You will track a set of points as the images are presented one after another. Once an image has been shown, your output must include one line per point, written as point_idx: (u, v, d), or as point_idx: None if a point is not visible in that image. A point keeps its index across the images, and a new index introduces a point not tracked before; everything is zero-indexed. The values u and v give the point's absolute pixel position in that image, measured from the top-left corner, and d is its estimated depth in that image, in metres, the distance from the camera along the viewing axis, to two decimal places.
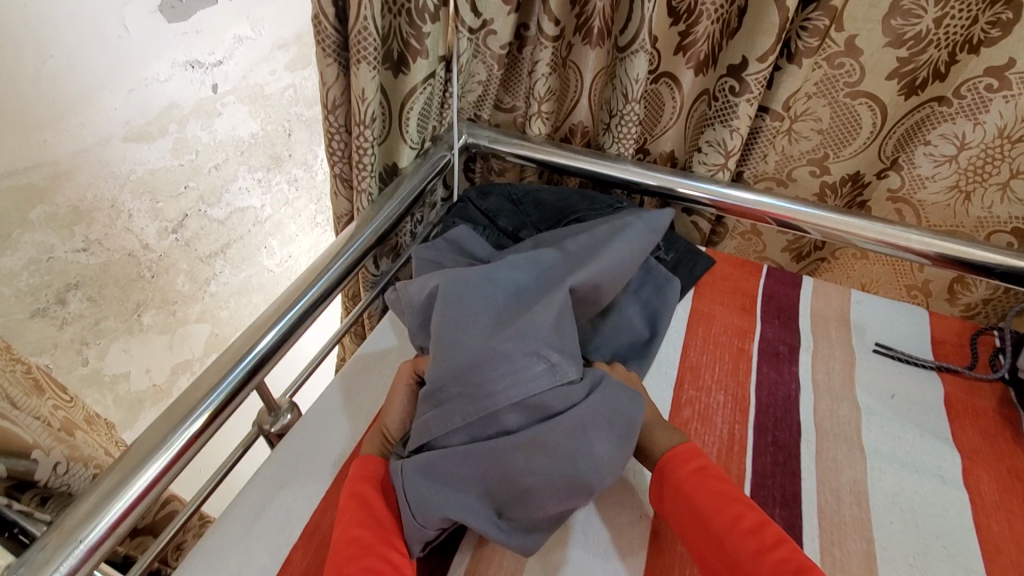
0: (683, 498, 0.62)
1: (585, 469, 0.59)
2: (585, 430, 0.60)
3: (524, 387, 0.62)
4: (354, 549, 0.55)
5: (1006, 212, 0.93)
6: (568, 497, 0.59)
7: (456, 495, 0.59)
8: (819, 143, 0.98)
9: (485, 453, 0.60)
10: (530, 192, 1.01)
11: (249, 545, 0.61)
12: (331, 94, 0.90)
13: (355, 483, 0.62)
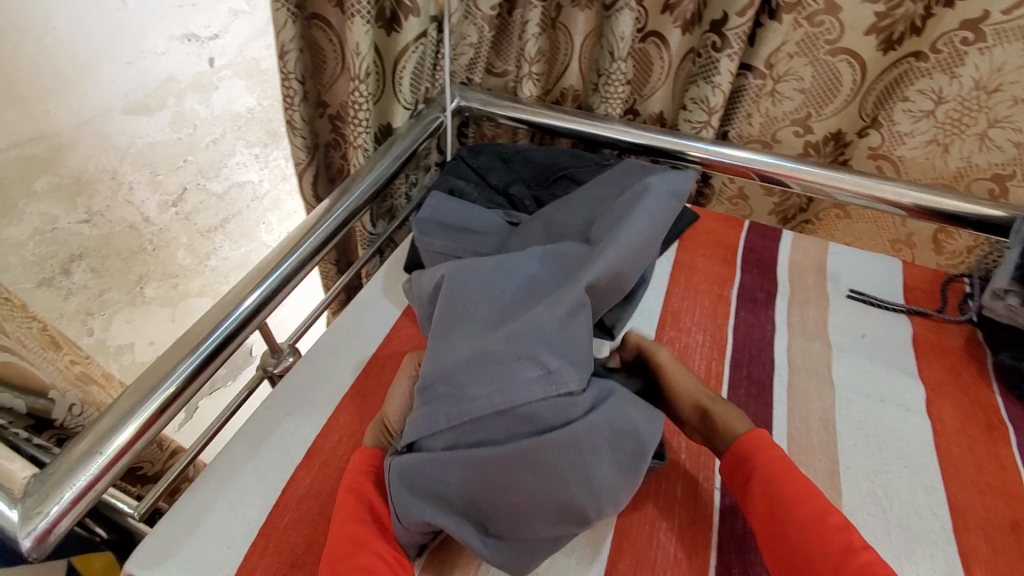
0: (764, 485, 0.60)
1: (576, 492, 0.55)
2: (583, 448, 0.56)
3: (518, 394, 0.58)
4: (348, 545, 0.55)
5: (985, 159, 0.96)
6: (559, 519, 0.55)
7: (437, 508, 0.56)
8: (803, 103, 1.00)
9: (474, 464, 0.56)
10: (519, 151, 1.02)
11: (256, 467, 0.66)
12: (283, 39, 0.94)
13: (352, 476, 0.61)
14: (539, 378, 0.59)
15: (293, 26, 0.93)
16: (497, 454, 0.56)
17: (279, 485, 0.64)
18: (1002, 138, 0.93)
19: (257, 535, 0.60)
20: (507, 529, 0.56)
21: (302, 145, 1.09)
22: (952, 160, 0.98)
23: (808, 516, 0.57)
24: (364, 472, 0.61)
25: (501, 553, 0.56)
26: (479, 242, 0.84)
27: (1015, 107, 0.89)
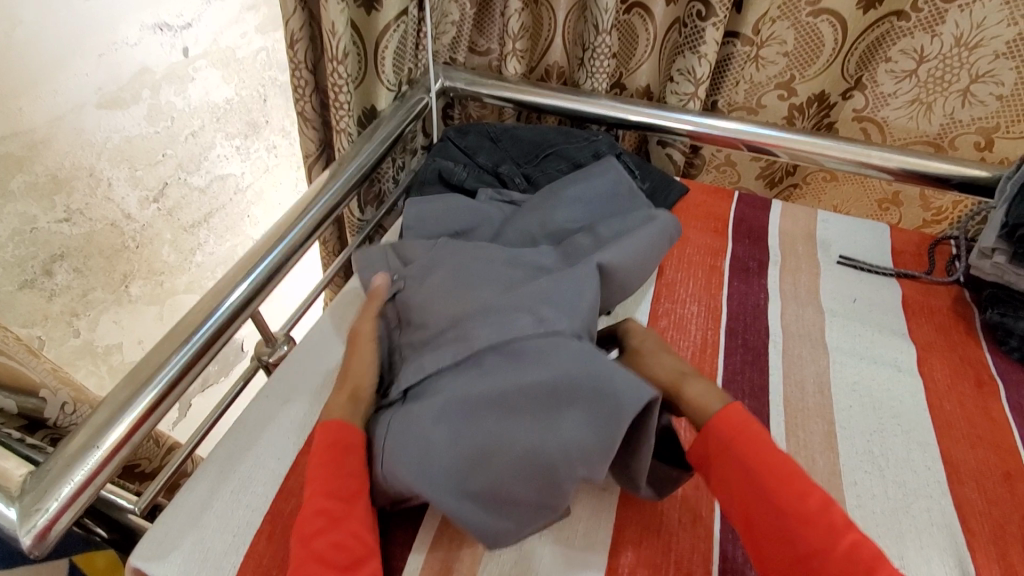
0: (738, 470, 0.56)
1: (549, 445, 0.54)
2: (559, 393, 0.57)
3: (513, 346, 0.61)
4: (321, 523, 0.53)
5: (968, 115, 0.96)
6: (534, 473, 0.54)
7: (417, 456, 0.56)
8: (786, 67, 1.00)
9: (462, 410, 0.58)
10: (507, 130, 1.01)
11: (255, 456, 0.65)
12: (292, 28, 0.93)
13: (323, 449, 0.58)
14: (531, 326, 0.62)
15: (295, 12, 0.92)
16: (486, 397, 0.58)
17: (281, 473, 0.64)
18: (986, 92, 0.93)
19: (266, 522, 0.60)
20: (481, 485, 0.55)
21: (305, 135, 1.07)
22: (936, 120, 0.99)
23: (786, 500, 0.53)
24: (339, 445, 0.58)
25: (476, 509, 0.56)
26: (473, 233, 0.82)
27: (996, 61, 0.90)
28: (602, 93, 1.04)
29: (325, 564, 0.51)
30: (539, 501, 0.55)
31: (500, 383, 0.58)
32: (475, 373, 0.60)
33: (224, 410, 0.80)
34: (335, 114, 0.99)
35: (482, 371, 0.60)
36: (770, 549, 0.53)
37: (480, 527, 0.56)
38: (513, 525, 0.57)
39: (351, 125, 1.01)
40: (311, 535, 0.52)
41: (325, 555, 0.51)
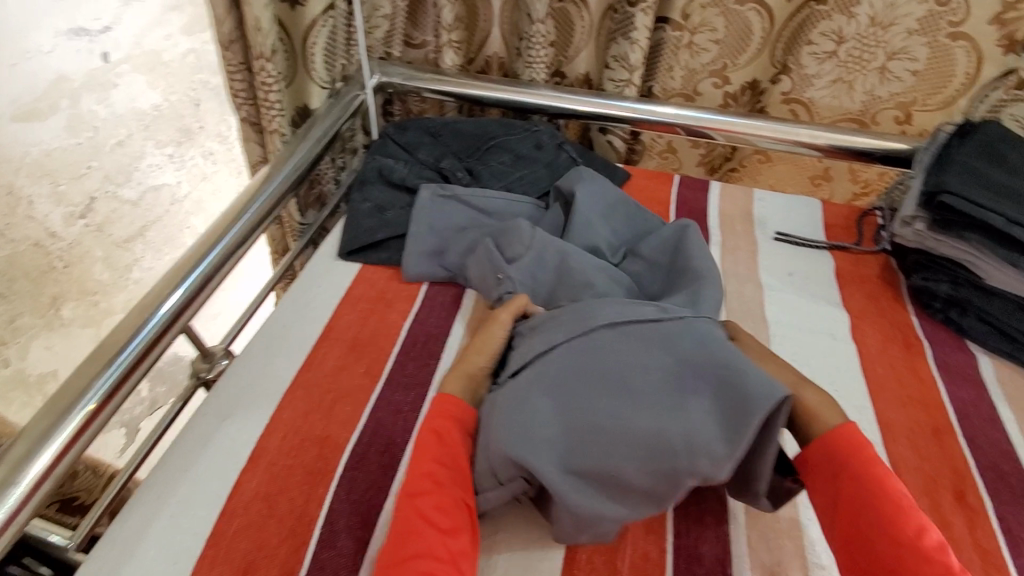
0: (848, 490, 0.55)
1: (669, 429, 0.54)
2: (684, 386, 0.56)
3: (634, 335, 0.60)
4: (429, 483, 0.56)
5: (887, 91, 1.01)
6: (647, 457, 0.54)
7: (530, 427, 0.56)
8: (719, 54, 1.02)
9: (577, 394, 0.57)
10: (447, 123, 0.98)
11: (197, 475, 0.62)
12: (224, 30, 0.89)
13: (438, 418, 0.61)
14: (654, 314, 0.62)
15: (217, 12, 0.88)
16: (604, 379, 0.58)
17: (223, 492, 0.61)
18: (902, 68, 0.98)
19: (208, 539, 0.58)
20: (589, 465, 0.55)
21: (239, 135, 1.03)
22: (862, 95, 1.03)
23: (903, 531, 0.51)
24: (450, 419, 0.61)
25: (576, 493, 0.55)
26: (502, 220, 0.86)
27: (909, 38, 0.94)
28: (542, 83, 1.03)
29: (429, 522, 0.53)
30: (648, 492, 0.55)
31: (617, 365, 0.58)
32: (588, 349, 0.60)
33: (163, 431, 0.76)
34: (265, 115, 0.96)
35: (596, 346, 0.60)
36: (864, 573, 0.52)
37: (585, 514, 0.55)
38: (615, 516, 0.55)
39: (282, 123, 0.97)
40: (416, 492, 0.55)
41: (430, 514, 0.54)
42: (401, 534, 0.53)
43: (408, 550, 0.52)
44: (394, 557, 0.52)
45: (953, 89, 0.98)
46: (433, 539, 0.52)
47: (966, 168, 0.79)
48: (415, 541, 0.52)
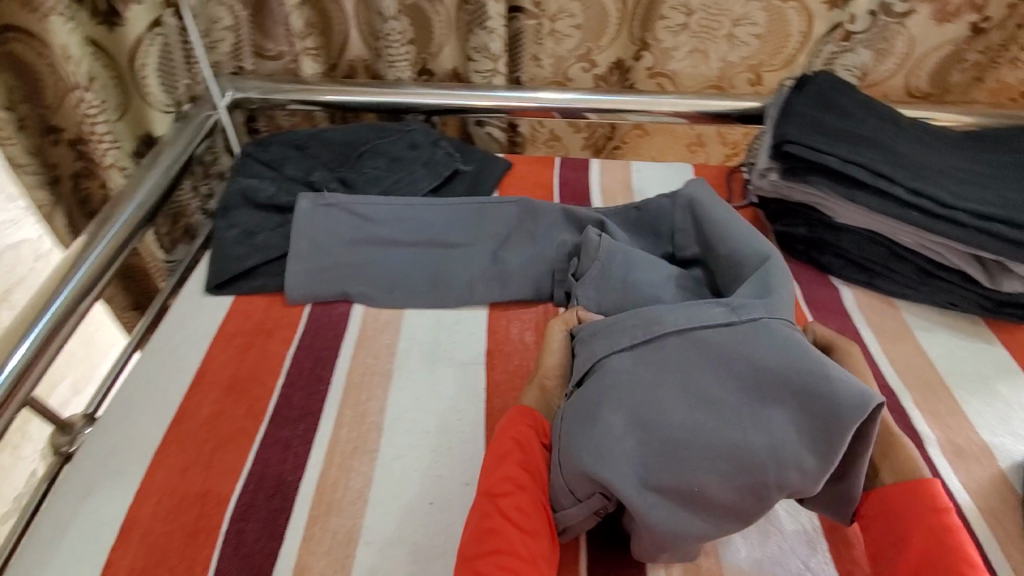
0: (916, 549, 0.47)
1: (756, 454, 0.46)
2: (765, 386, 0.49)
3: (732, 342, 0.52)
4: (513, 483, 0.50)
5: (917, 87, 1.00)
6: (734, 476, 0.46)
7: (597, 445, 0.49)
8: (758, 49, 0.98)
9: (652, 395, 0.50)
10: (474, 123, 1.06)
11: (110, 496, 0.55)
12: (224, 57, 0.98)
13: (514, 426, 0.55)
14: (723, 316, 0.54)
15: (231, 38, 0.96)
16: (683, 391, 0.50)
17: (127, 504, 0.55)
18: (933, 59, 0.96)
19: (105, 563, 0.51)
20: (660, 488, 0.48)
21: (162, 108, 0.90)
22: (917, 73, 0.99)
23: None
24: (530, 427, 0.55)
25: (660, 514, 0.47)
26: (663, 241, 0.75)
27: (943, 32, 0.93)
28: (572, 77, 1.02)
29: (511, 521, 0.48)
30: (721, 506, 0.47)
31: (705, 381, 0.51)
32: (661, 367, 0.52)
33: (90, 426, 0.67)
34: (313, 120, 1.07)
35: (676, 356, 0.52)
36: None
37: (659, 534, 0.47)
38: (708, 535, 0.48)
39: (325, 121, 1.08)
40: (496, 491, 0.50)
41: (511, 512, 0.49)
42: (477, 534, 0.48)
43: (485, 546, 0.47)
44: (470, 554, 0.47)
45: (985, 96, 0.99)
46: (519, 543, 0.47)
47: (1004, 175, 0.70)
48: (494, 540, 0.47)
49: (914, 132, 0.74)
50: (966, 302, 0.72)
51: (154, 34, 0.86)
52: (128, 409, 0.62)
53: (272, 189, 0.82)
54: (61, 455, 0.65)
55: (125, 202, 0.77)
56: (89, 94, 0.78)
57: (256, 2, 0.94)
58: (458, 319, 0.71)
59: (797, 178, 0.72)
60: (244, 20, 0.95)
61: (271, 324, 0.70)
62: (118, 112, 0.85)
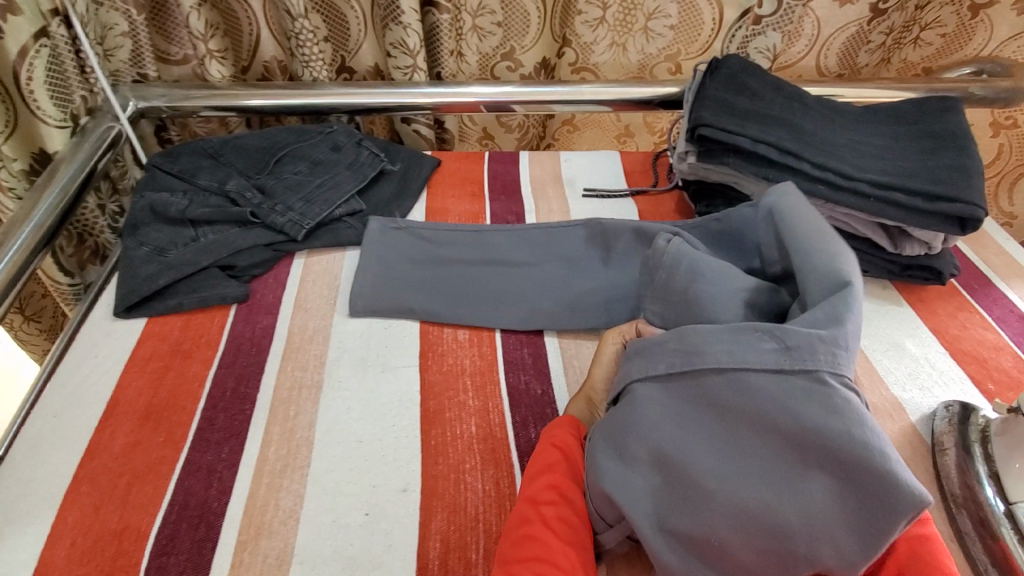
0: None
1: (791, 531, 0.41)
2: (807, 447, 0.42)
3: (777, 391, 0.45)
4: (553, 492, 0.49)
5: (823, 65, 1.05)
6: (759, 548, 0.41)
7: (623, 482, 0.46)
8: (674, 39, 1.02)
9: (681, 447, 0.45)
10: (400, 123, 1.04)
11: (17, 545, 0.51)
12: (119, 62, 0.91)
13: (557, 438, 0.54)
14: (775, 359, 0.45)
15: (129, 45, 0.90)
16: (713, 441, 0.45)
17: (38, 550, 0.51)
18: (834, 38, 1.01)
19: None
20: (682, 544, 0.43)
21: (56, 123, 0.81)
22: (826, 52, 1.03)
23: None
24: (573, 434, 0.54)
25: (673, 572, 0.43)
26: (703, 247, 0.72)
27: (842, 14, 0.97)
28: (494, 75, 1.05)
29: (550, 529, 0.47)
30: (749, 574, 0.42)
31: (742, 429, 0.45)
32: (694, 409, 0.47)
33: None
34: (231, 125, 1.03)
35: (710, 402, 0.46)
36: None
37: None
38: None
39: (241, 127, 1.03)
40: (541, 501, 0.49)
41: (553, 518, 0.48)
42: (519, 538, 0.47)
43: (528, 553, 0.45)
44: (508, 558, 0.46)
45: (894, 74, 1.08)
46: (557, 552, 0.45)
47: (898, 146, 0.75)
48: (531, 547, 0.46)
49: (817, 110, 0.78)
50: (875, 268, 0.76)
51: (40, 44, 0.78)
52: (33, 450, 0.58)
53: (184, 202, 0.77)
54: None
55: (19, 224, 0.71)
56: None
57: (153, 5, 0.89)
58: (389, 323, 0.69)
59: (712, 159, 0.74)
60: (141, 25, 0.89)
61: (190, 345, 0.66)
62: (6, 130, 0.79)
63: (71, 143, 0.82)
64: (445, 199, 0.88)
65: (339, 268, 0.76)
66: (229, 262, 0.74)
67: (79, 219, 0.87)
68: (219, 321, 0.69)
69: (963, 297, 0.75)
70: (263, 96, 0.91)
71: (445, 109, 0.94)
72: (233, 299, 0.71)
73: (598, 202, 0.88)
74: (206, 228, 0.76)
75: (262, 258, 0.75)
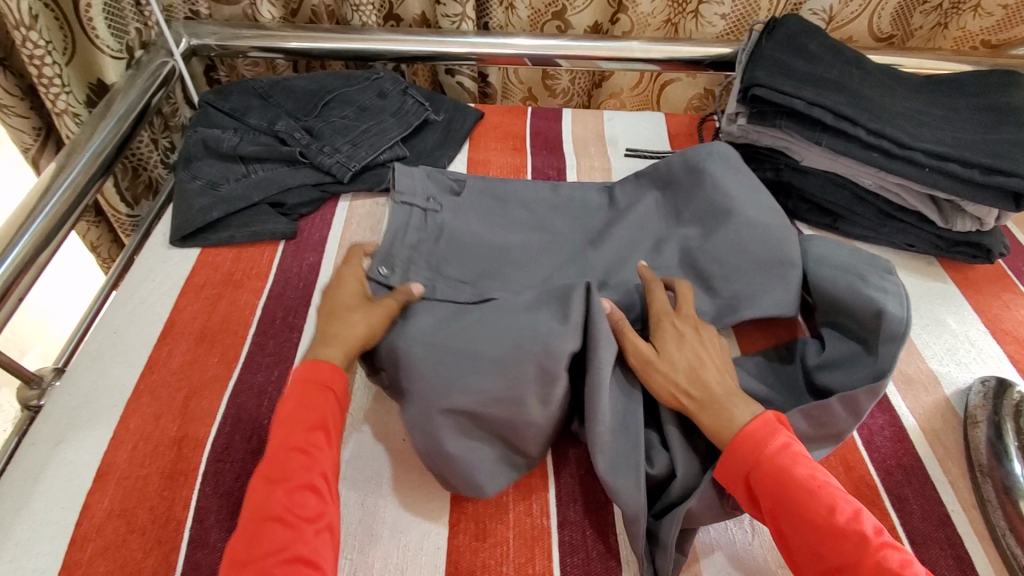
0: (768, 492, 0.45)
1: (527, 343, 0.52)
2: (539, 330, 0.52)
3: (527, 302, 0.56)
4: (296, 469, 0.46)
5: (878, 27, 0.99)
6: (496, 370, 0.51)
7: (417, 370, 0.52)
8: (727, 27, 0.99)
9: (423, 350, 0.53)
10: (439, 70, 1.04)
11: (84, 447, 0.55)
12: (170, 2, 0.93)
13: (303, 385, 0.51)
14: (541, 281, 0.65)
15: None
16: (452, 344, 0.53)
17: (100, 453, 0.54)
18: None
19: (82, 507, 0.51)
20: (415, 428, 0.52)
21: (113, 53, 0.83)
22: (879, 15, 0.97)
23: (814, 511, 0.43)
24: (315, 388, 0.51)
25: (440, 430, 0.51)
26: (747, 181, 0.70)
27: None
28: (543, 17, 1.00)
29: (295, 473, 0.46)
30: (499, 425, 0.52)
31: (478, 330, 0.53)
32: (434, 327, 0.55)
33: (57, 379, 0.66)
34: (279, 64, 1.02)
35: (448, 315, 0.57)
36: (804, 557, 0.44)
37: (442, 444, 0.51)
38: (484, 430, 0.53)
39: (288, 71, 1.04)
40: (297, 486, 0.45)
41: (292, 504, 0.45)
42: (250, 532, 0.44)
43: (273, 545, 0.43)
44: (243, 558, 0.42)
45: (950, 43, 1.01)
46: (303, 537, 0.43)
47: (957, 117, 0.72)
48: (273, 537, 0.43)
49: (876, 76, 0.76)
50: (922, 242, 0.75)
51: None
52: (95, 362, 0.61)
53: (235, 138, 0.79)
54: (26, 411, 0.66)
55: (79, 150, 0.74)
56: (34, 34, 0.72)
57: None
58: None
59: (764, 121, 0.73)
60: None
61: (241, 276, 0.70)
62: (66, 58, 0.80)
63: (126, 76, 0.83)
64: (487, 151, 0.88)
65: (382, 212, 0.78)
66: (279, 200, 0.76)
67: (134, 152, 0.90)
68: (268, 255, 0.72)
69: (1008, 277, 0.74)
70: (310, 38, 0.92)
71: (491, 61, 0.93)
72: (282, 236, 0.73)
73: (641, 162, 0.88)
74: (256, 165, 0.78)
75: (310, 197, 0.77)
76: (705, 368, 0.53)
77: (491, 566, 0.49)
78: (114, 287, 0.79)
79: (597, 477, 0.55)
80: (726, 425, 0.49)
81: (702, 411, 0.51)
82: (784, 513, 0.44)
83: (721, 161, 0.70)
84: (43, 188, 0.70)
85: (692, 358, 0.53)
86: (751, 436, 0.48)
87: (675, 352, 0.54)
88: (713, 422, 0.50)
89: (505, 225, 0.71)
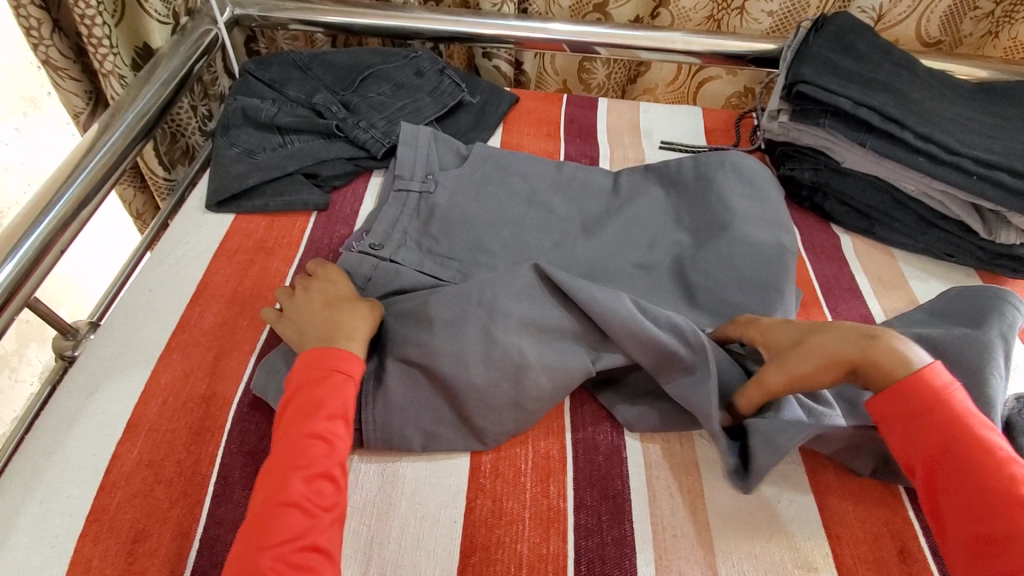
0: (944, 447, 0.43)
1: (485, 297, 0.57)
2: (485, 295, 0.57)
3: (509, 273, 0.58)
4: (316, 457, 0.47)
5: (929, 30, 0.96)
6: (445, 328, 0.55)
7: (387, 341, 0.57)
8: (772, 26, 0.97)
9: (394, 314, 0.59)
10: (477, 57, 1.04)
11: (116, 397, 0.56)
12: None
13: (308, 370, 0.52)
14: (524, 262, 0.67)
15: None
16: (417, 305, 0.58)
17: (132, 405, 0.56)
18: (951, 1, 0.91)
19: (112, 455, 0.53)
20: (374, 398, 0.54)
21: (160, 17, 0.84)
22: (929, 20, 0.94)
23: (992, 477, 0.41)
24: (327, 371, 0.52)
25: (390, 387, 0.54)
26: (741, 174, 0.70)
27: None
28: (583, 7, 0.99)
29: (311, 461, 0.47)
30: (447, 389, 0.54)
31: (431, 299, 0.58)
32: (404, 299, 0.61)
33: (92, 333, 0.69)
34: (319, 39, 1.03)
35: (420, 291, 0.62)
36: (957, 522, 0.42)
37: (394, 406, 0.54)
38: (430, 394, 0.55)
39: (326, 45, 1.05)
40: (316, 474, 0.46)
41: (309, 490, 0.45)
42: (261, 523, 0.44)
43: (287, 532, 0.43)
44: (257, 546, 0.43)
45: (999, 53, 0.96)
46: (319, 525, 0.44)
47: (1010, 126, 0.70)
48: (284, 526, 0.43)
49: (926, 79, 0.73)
50: (961, 253, 0.73)
51: None
52: (129, 318, 0.63)
53: (273, 109, 0.80)
54: (62, 360, 0.69)
55: (124, 111, 0.75)
56: None
57: None
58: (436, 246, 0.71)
59: (807, 120, 0.72)
60: None
61: (273, 243, 0.71)
62: (115, 19, 0.82)
63: (171, 42, 0.84)
64: (521, 135, 0.88)
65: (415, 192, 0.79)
66: (314, 171, 0.77)
67: (174, 118, 0.92)
68: (300, 225, 0.73)
69: None
70: (352, 13, 0.92)
71: (529, 45, 0.93)
72: (314, 207, 0.74)
73: (675, 154, 0.87)
74: (293, 136, 0.79)
75: (344, 171, 0.78)
76: (821, 339, 0.49)
77: (505, 542, 0.49)
78: (147, 251, 0.81)
79: (615, 463, 0.55)
80: (896, 363, 0.46)
81: (855, 364, 0.47)
82: (953, 463, 0.43)
83: (734, 172, 0.70)
84: (87, 146, 0.71)
85: (800, 330, 0.52)
86: (935, 378, 0.45)
87: (779, 341, 0.52)
88: (883, 363, 0.46)
89: (503, 200, 0.72)
